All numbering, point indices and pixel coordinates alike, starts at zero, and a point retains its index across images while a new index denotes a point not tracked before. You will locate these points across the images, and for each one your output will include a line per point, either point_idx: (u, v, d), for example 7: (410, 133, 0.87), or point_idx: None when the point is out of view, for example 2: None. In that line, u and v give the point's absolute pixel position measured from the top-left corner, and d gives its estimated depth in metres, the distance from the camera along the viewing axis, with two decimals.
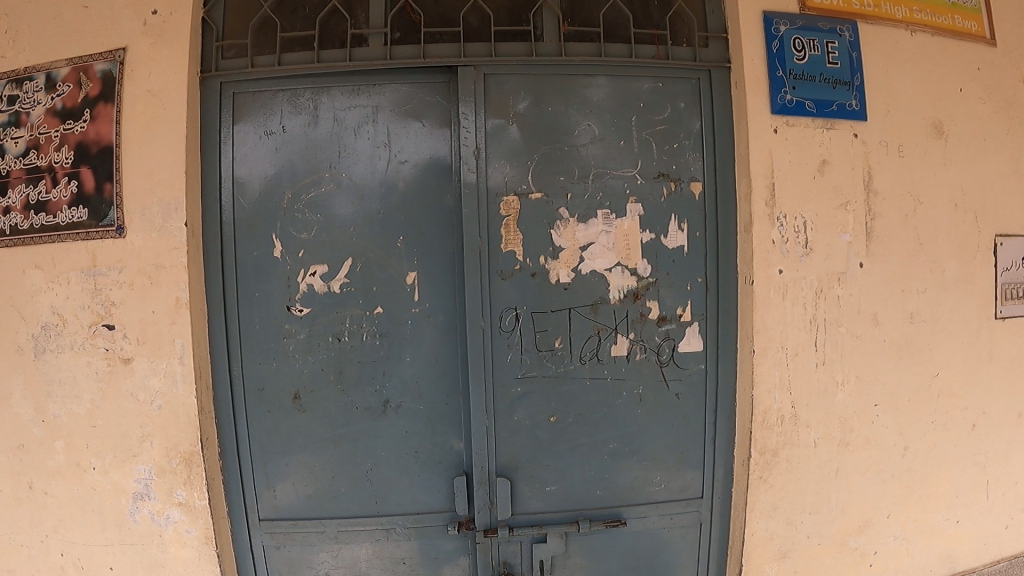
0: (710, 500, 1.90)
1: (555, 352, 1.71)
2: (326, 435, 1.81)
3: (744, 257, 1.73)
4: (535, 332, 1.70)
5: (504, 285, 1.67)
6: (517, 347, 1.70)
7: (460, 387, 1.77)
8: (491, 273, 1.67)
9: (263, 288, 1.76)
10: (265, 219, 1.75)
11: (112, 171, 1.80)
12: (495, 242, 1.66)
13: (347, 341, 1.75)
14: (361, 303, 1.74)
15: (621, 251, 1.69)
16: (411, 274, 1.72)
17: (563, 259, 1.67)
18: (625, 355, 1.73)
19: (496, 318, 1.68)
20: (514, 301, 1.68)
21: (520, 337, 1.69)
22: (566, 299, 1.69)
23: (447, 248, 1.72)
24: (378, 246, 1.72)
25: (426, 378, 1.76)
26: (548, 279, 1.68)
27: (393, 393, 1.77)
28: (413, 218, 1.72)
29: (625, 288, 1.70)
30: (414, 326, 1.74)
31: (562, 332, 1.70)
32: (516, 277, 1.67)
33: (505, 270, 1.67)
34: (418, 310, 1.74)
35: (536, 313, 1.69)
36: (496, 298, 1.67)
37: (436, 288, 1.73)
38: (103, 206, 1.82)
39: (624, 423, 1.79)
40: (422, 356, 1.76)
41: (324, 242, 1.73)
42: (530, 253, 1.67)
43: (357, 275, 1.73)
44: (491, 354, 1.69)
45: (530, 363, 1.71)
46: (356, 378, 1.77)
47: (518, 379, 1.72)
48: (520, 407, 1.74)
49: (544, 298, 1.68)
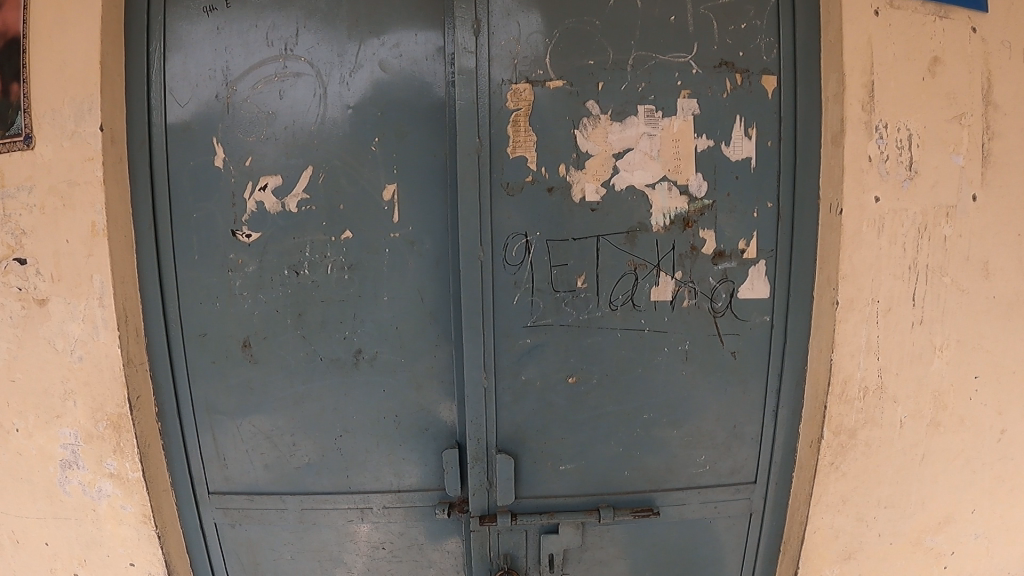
0: (765, 486, 1.54)
1: (577, 294, 1.31)
2: (283, 393, 1.43)
3: (827, 176, 1.34)
4: (552, 267, 1.29)
5: (514, 203, 1.27)
6: (528, 286, 1.30)
7: (452, 338, 1.37)
8: (494, 188, 1.26)
9: (201, 209, 1.34)
10: (205, 120, 1.33)
11: (20, 67, 1.40)
12: (500, 147, 1.25)
13: (309, 277, 1.34)
14: (324, 228, 1.32)
15: (668, 162, 1.27)
16: (389, 187, 1.30)
17: (590, 169, 1.26)
18: (669, 300, 1.33)
19: (501, 248, 1.28)
20: (525, 225, 1.27)
21: (532, 273, 1.29)
22: (593, 225, 1.28)
23: (435, 153, 1.29)
24: (342, 150, 1.29)
25: (408, 326, 1.36)
26: (569, 197, 1.27)
27: (366, 343, 1.37)
28: (391, 111, 1.28)
29: (671, 212, 1.29)
30: (394, 256, 1.33)
31: (588, 267, 1.30)
32: (528, 193, 1.26)
33: (514, 183, 1.26)
34: (397, 235, 1.32)
35: (553, 241, 1.28)
36: (501, 221, 1.27)
37: (422, 208, 1.31)
38: (10, 112, 1.42)
39: (662, 388, 1.39)
40: (405, 296, 1.35)
41: (279, 148, 1.30)
42: (546, 161, 1.26)
43: (320, 191, 1.30)
44: (493, 295, 1.30)
45: (543, 308, 1.31)
46: (321, 324, 1.37)
47: (527, 329, 1.32)
48: (528, 363, 1.34)
49: (564, 222, 1.27)
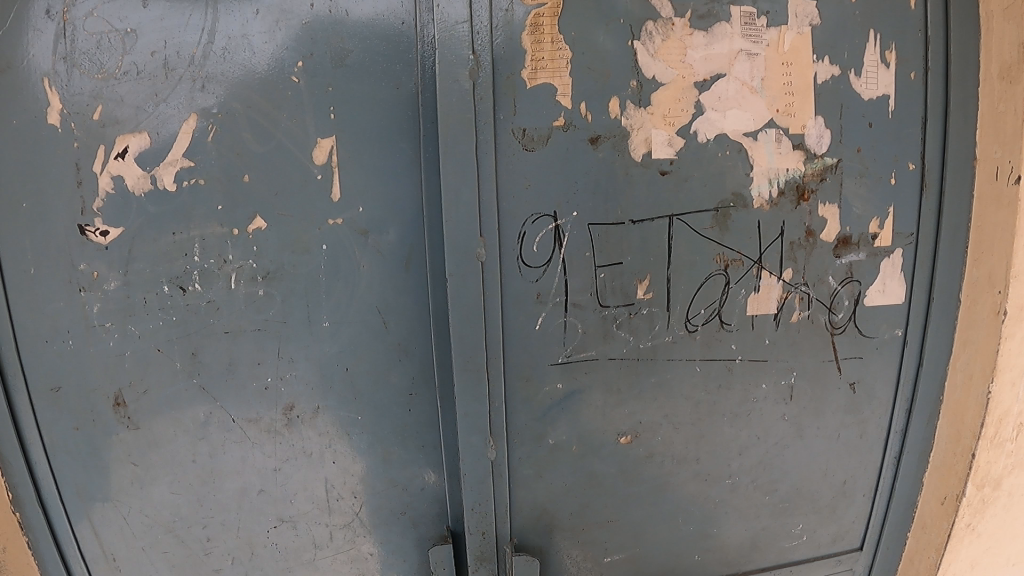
0: (874, 552, 1.08)
1: (635, 311, 0.78)
2: (184, 470, 0.87)
3: (990, 128, 0.87)
4: (596, 269, 0.76)
5: (538, 161, 0.72)
6: (558, 302, 0.76)
7: (445, 391, 0.81)
8: (502, 135, 0.71)
9: (27, 193, 0.78)
10: (20, 45, 0.75)
11: None
12: (510, 69, 0.70)
13: (203, 294, 0.79)
14: (219, 214, 0.76)
15: (778, 100, 0.76)
16: (324, 140, 0.75)
17: (659, 108, 0.73)
18: (774, 314, 0.83)
19: (514, 240, 0.73)
20: (551, 200, 0.73)
21: (564, 282, 0.75)
22: (661, 200, 0.75)
23: (407, 74, 0.73)
24: (244, 81, 0.74)
25: (367, 365, 0.81)
26: (627, 154, 0.73)
27: (298, 395, 0.83)
28: (330, 13, 0.73)
29: (781, 178, 0.78)
30: (336, 254, 0.78)
31: (655, 267, 0.77)
32: (555, 148, 0.72)
33: (534, 131, 0.72)
34: (339, 221, 0.76)
35: (596, 226, 0.74)
36: (512, 192, 0.73)
37: (388, 172, 0.75)
38: None
39: (757, 441, 0.93)
40: (363, 318, 0.80)
41: (145, 88, 0.75)
42: (585, 94, 0.72)
43: (212, 154, 0.75)
44: (504, 317, 0.76)
45: (582, 336, 0.78)
46: (231, 367, 0.82)
47: (559, 369, 0.79)
48: (562, 418, 0.82)
49: (619, 192, 0.74)
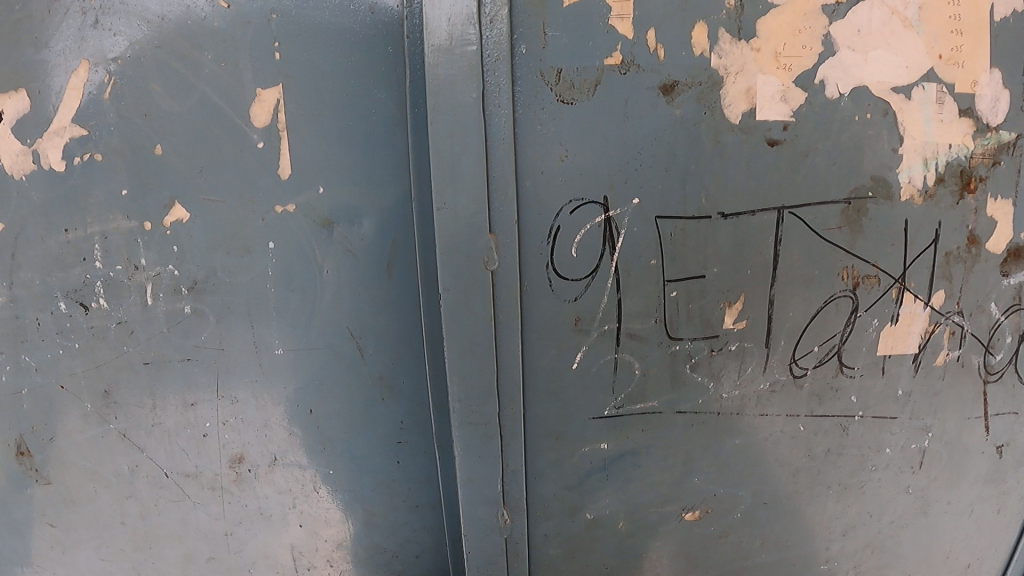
0: None
1: (718, 347, 0.53)
2: (113, 533, 0.62)
3: None
4: (665, 285, 0.51)
5: (578, 118, 0.48)
6: (607, 329, 0.52)
7: (439, 445, 0.56)
8: (521, 81, 0.47)
9: None
10: None
11: None
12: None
13: (111, 314, 0.56)
14: (125, 203, 0.54)
15: (944, 40, 0.50)
16: (264, 91, 0.51)
17: (770, 44, 0.48)
18: (914, 357, 0.57)
19: (541, 242, 0.49)
20: (602, 177, 0.48)
21: (616, 303, 0.51)
22: (766, 183, 0.50)
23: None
24: (156, 10, 0.51)
25: (335, 407, 0.57)
26: (718, 113, 0.48)
27: (247, 446, 0.58)
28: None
29: (942, 159, 0.52)
30: (288, 255, 0.53)
31: (753, 283, 0.51)
32: (604, 100, 0.48)
33: (574, 74, 0.47)
34: (291, 209, 0.52)
35: (666, 220, 0.49)
36: (542, 165, 0.48)
37: (359, 135, 0.51)
38: None
39: (868, 519, 0.62)
40: (327, 342, 0.55)
41: (21, 24, 0.53)
42: (654, 18, 0.47)
43: (111, 119, 0.53)
44: (525, 351, 0.52)
45: (640, 380, 0.53)
46: (156, 411, 0.58)
47: (605, 425, 0.55)
48: (608, 489, 0.57)
49: (702, 169, 0.49)
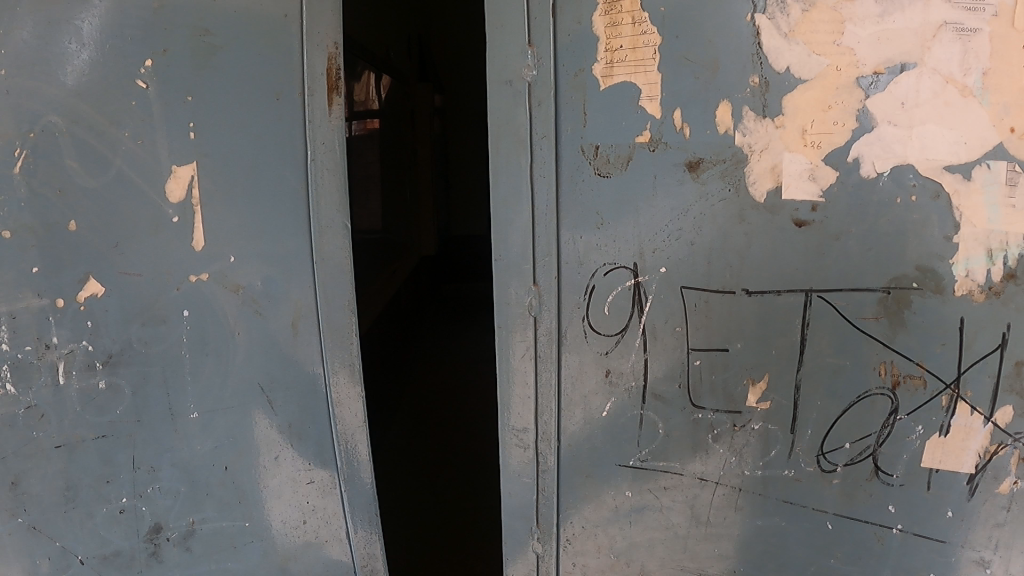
0: None
1: (741, 423, 0.50)
2: None
3: None
4: (689, 352, 0.49)
5: (614, 193, 0.48)
6: (633, 388, 0.51)
7: (354, 485, 0.58)
8: (566, 155, 0.48)
9: None
10: None
11: None
12: (577, 62, 0.47)
13: (21, 397, 0.54)
14: (34, 280, 0.52)
15: (1018, 109, 0.42)
16: (180, 168, 0.51)
17: (796, 120, 0.44)
18: (973, 480, 0.48)
19: (577, 297, 0.50)
20: (630, 246, 0.48)
21: (642, 362, 0.50)
22: (796, 267, 0.47)
23: (299, 73, 0.51)
24: (73, 85, 0.50)
25: (252, 459, 0.57)
26: (743, 191, 0.46)
27: (139, 523, 0.57)
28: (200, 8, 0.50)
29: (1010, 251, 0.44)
30: (204, 321, 0.54)
31: (779, 363, 0.48)
32: (638, 178, 0.47)
33: (610, 150, 0.47)
34: (204, 276, 0.53)
35: (692, 291, 0.48)
36: (580, 234, 0.49)
37: (279, 207, 0.53)
38: None
39: None
40: (241, 401, 0.55)
41: None
42: (682, 97, 0.45)
43: (22, 194, 0.51)
44: (556, 395, 0.52)
45: (663, 440, 0.52)
46: (60, 499, 0.56)
47: (630, 474, 0.53)
48: (629, 531, 0.55)
49: (732, 249, 0.47)
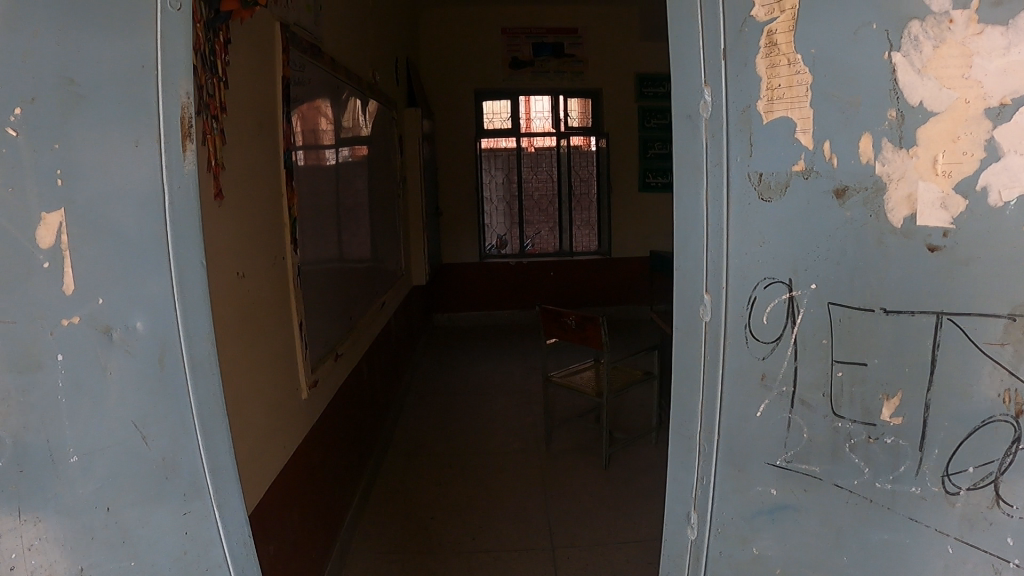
0: None
1: (874, 434, 0.64)
2: None
3: None
4: (834, 363, 0.63)
5: (770, 213, 0.63)
6: (783, 392, 0.65)
7: (201, 508, 0.75)
8: (735, 182, 0.64)
9: None
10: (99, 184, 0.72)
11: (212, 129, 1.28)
12: (743, 101, 0.62)
13: None
14: None
15: None
16: (50, 216, 0.69)
17: (928, 151, 0.57)
18: None
19: (739, 306, 0.65)
20: (785, 265, 0.63)
21: (794, 369, 0.64)
22: (922, 293, 0.60)
23: (142, 168, 0.69)
24: None
25: (129, 500, 0.74)
26: (882, 217, 0.59)
27: (53, 566, 0.75)
28: (57, 144, 0.68)
29: None
30: (81, 366, 0.71)
31: (909, 381, 0.61)
32: (793, 200, 0.62)
33: (770, 179, 0.62)
34: (78, 322, 0.71)
35: (838, 308, 0.62)
36: (744, 250, 0.64)
37: (142, 270, 0.71)
38: (215, 145, 1.29)
39: None
40: (119, 441, 0.73)
41: None
42: (830, 131, 0.60)
43: None
44: (721, 397, 0.68)
45: (807, 443, 0.66)
46: None
47: (776, 472, 0.68)
48: (770, 531, 0.69)
49: (867, 262, 0.60)
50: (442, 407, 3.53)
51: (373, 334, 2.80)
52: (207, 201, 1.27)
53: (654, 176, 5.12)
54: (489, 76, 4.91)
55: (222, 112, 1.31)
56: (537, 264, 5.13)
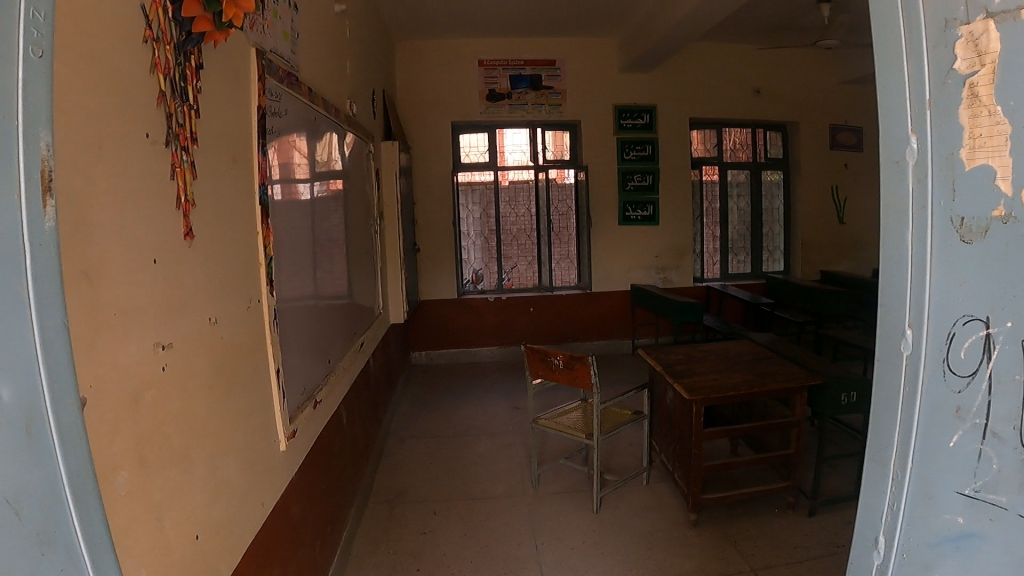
0: None
1: None
2: None
3: None
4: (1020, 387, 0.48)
5: (972, 251, 0.52)
6: (977, 424, 0.53)
7: None
8: (940, 222, 0.54)
9: None
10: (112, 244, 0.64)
11: (182, 163, 1.17)
12: (947, 145, 0.53)
13: None
14: None
15: None
16: None
17: None
18: None
19: (938, 339, 0.55)
20: (986, 301, 0.51)
21: (987, 401, 0.52)
22: None
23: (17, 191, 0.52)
24: None
25: None
26: None
27: None
28: None
29: None
30: None
31: None
32: (989, 243, 0.51)
33: (972, 221, 0.52)
34: None
35: None
36: (946, 285, 0.54)
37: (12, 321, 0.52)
38: (187, 179, 1.17)
39: None
40: None
41: None
42: None
43: None
44: (915, 430, 0.57)
45: (996, 477, 0.52)
46: None
47: (963, 501, 0.55)
48: (952, 565, 0.56)
49: None
50: (425, 451, 3.38)
51: (351, 377, 2.65)
52: (175, 241, 1.15)
53: (634, 208, 5.07)
54: (465, 109, 4.83)
55: (193, 143, 1.20)
56: (516, 299, 5.02)
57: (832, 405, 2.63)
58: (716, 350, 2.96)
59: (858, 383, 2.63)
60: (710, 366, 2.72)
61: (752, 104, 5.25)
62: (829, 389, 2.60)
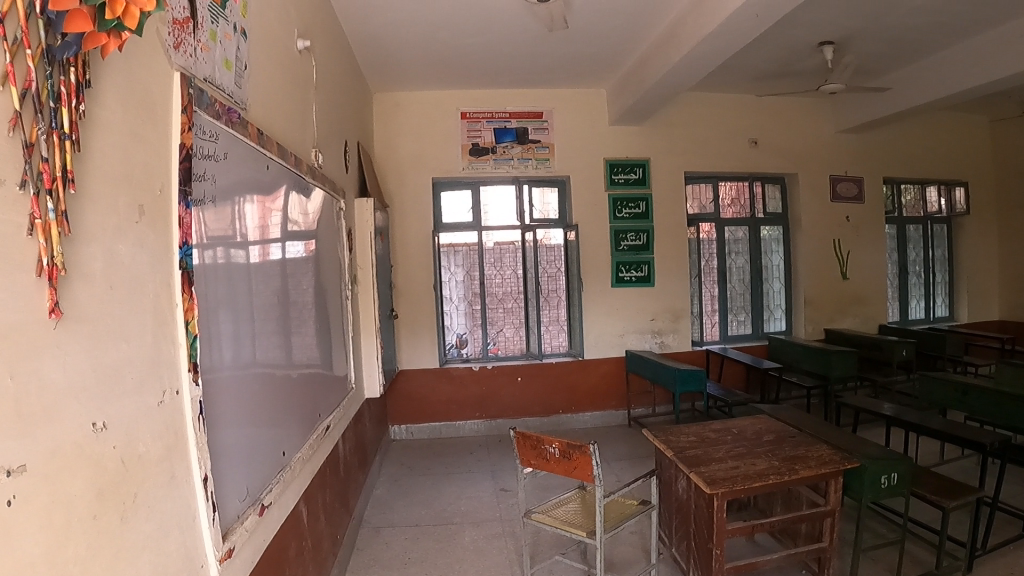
0: None
1: None
2: None
3: None
4: None
5: None
6: None
7: None
8: None
9: None
10: None
11: (43, 215, 0.84)
12: None
13: None
14: None
15: None
16: None
17: None
18: None
19: None
20: None
21: None
22: None
23: None
24: None
25: None
26: None
27: None
28: None
29: None
30: None
31: None
32: None
33: None
34: None
35: None
36: None
37: None
38: (53, 238, 0.84)
39: None
40: None
41: None
42: None
43: None
44: None
45: None
46: None
47: None
48: None
49: None
50: (405, 544, 2.97)
51: (313, 468, 2.27)
52: (33, 321, 0.81)
53: (628, 269, 4.79)
54: (448, 164, 4.59)
55: (68, 185, 0.88)
56: (503, 367, 4.67)
57: (871, 490, 2.29)
58: (732, 428, 2.63)
59: (898, 463, 2.31)
60: (728, 449, 2.38)
61: (747, 157, 5.07)
62: (868, 473, 2.27)
